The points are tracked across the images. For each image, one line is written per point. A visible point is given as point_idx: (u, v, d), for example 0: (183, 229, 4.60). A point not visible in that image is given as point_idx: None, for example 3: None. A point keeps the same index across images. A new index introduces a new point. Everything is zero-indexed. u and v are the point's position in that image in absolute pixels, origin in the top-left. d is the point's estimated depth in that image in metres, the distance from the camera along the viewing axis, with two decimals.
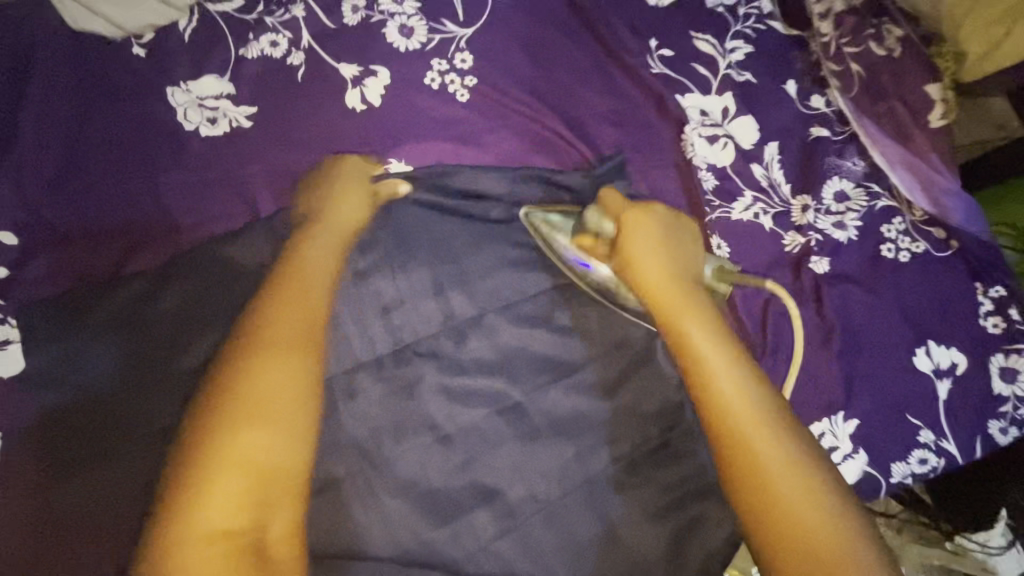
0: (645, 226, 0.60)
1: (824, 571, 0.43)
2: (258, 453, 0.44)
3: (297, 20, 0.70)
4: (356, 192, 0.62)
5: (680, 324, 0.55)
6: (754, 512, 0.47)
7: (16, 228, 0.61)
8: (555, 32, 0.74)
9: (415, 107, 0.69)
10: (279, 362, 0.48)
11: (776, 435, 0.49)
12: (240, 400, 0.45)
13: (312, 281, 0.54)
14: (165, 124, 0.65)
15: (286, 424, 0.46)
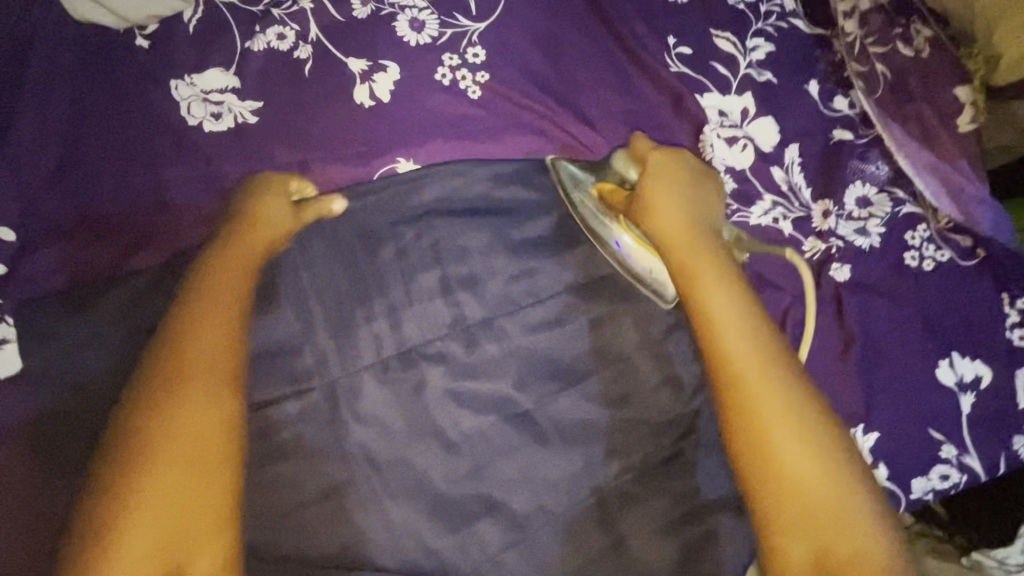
0: (667, 177, 0.60)
1: (809, 526, 0.46)
2: (176, 476, 0.45)
3: (305, 12, 0.67)
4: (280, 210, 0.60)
5: (694, 271, 0.55)
6: (755, 470, 0.48)
7: (14, 223, 0.59)
8: (571, 27, 0.71)
9: (426, 103, 0.67)
10: (203, 387, 0.48)
11: (788, 390, 0.50)
12: (152, 434, 0.46)
13: (215, 295, 0.53)
14: (168, 117, 0.63)
15: (196, 451, 0.46)
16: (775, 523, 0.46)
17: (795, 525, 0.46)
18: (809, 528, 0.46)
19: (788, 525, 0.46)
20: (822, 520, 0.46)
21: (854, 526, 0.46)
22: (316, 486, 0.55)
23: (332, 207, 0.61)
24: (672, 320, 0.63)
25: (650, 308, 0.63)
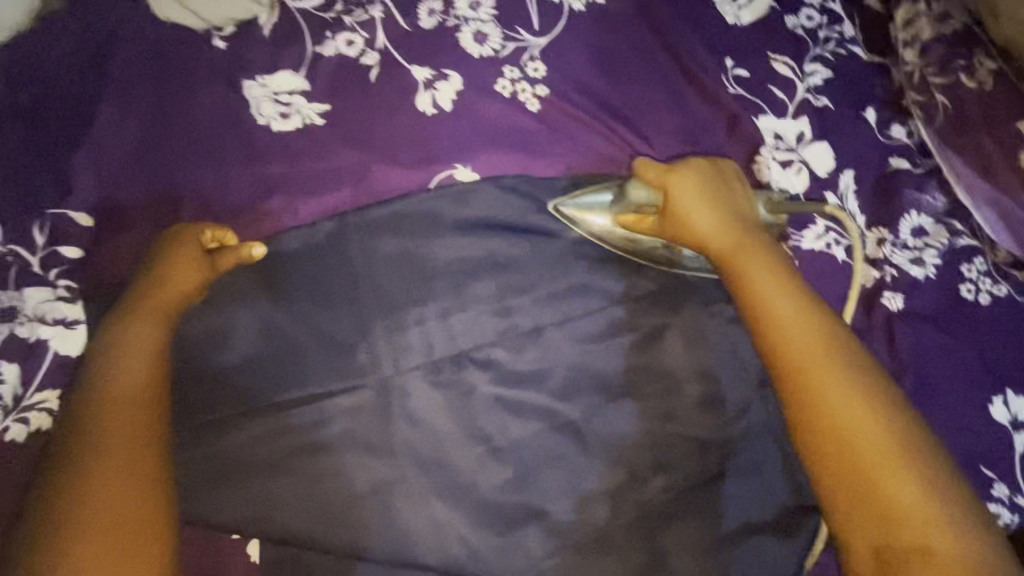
0: (693, 191, 0.61)
1: (882, 516, 0.45)
2: (115, 482, 0.47)
3: (375, 21, 0.70)
4: (187, 268, 0.58)
5: (744, 267, 0.56)
6: (824, 459, 0.47)
7: (93, 211, 0.61)
8: (630, 45, 0.73)
9: (485, 114, 0.69)
10: (124, 420, 0.50)
11: (853, 377, 0.49)
12: (91, 453, 0.47)
13: (130, 351, 0.54)
14: (238, 114, 0.65)
15: (115, 516, 0.45)
16: (845, 512, 0.46)
17: (868, 516, 0.45)
18: (883, 518, 0.45)
19: (858, 514, 0.45)
20: (901, 511, 0.44)
21: (938, 516, 0.44)
22: (363, 483, 0.56)
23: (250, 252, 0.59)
24: (720, 339, 0.63)
25: (699, 327, 0.63)
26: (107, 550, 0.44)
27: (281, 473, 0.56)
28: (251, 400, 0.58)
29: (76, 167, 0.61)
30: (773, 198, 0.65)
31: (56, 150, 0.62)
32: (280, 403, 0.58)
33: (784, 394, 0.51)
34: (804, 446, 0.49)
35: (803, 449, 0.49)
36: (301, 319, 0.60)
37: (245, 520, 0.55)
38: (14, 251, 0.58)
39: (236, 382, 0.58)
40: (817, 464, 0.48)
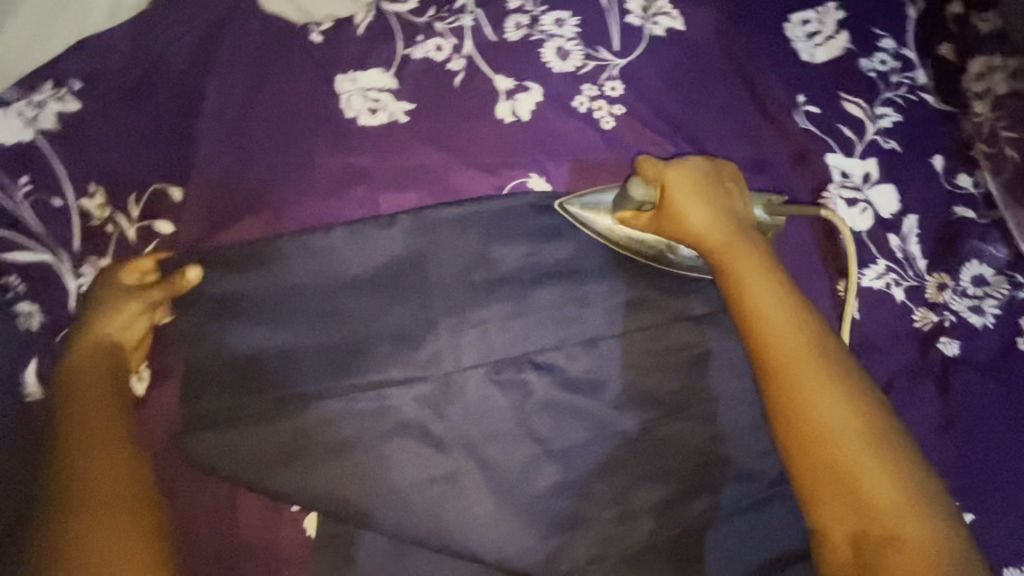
0: (687, 188, 0.59)
1: (861, 511, 0.47)
2: (110, 500, 0.45)
3: (465, 28, 0.72)
4: (124, 305, 0.57)
5: (734, 266, 0.55)
6: (809, 461, 0.48)
7: (184, 184, 0.63)
8: (706, 73, 0.75)
9: (562, 127, 0.71)
10: (100, 440, 0.49)
11: (834, 375, 0.50)
12: (76, 478, 0.46)
13: (100, 418, 0.50)
14: (329, 106, 0.68)
15: (115, 530, 0.44)
16: (825, 510, 0.48)
17: (845, 511, 0.47)
18: (861, 515, 0.47)
19: (838, 509, 0.47)
20: (878, 505, 0.46)
21: (912, 506, 0.46)
22: (416, 472, 0.57)
23: (185, 277, 0.59)
24: None
25: None
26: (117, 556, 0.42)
27: (344, 452, 0.57)
28: (308, 385, 0.59)
29: (169, 140, 0.64)
30: (772, 200, 0.65)
31: (150, 121, 0.64)
32: (330, 391, 0.59)
33: (768, 399, 0.51)
34: (790, 450, 0.49)
35: (788, 453, 0.50)
36: (367, 307, 0.62)
37: (302, 493, 0.56)
38: (113, 219, 0.61)
39: (289, 367, 0.59)
40: (800, 466, 0.49)
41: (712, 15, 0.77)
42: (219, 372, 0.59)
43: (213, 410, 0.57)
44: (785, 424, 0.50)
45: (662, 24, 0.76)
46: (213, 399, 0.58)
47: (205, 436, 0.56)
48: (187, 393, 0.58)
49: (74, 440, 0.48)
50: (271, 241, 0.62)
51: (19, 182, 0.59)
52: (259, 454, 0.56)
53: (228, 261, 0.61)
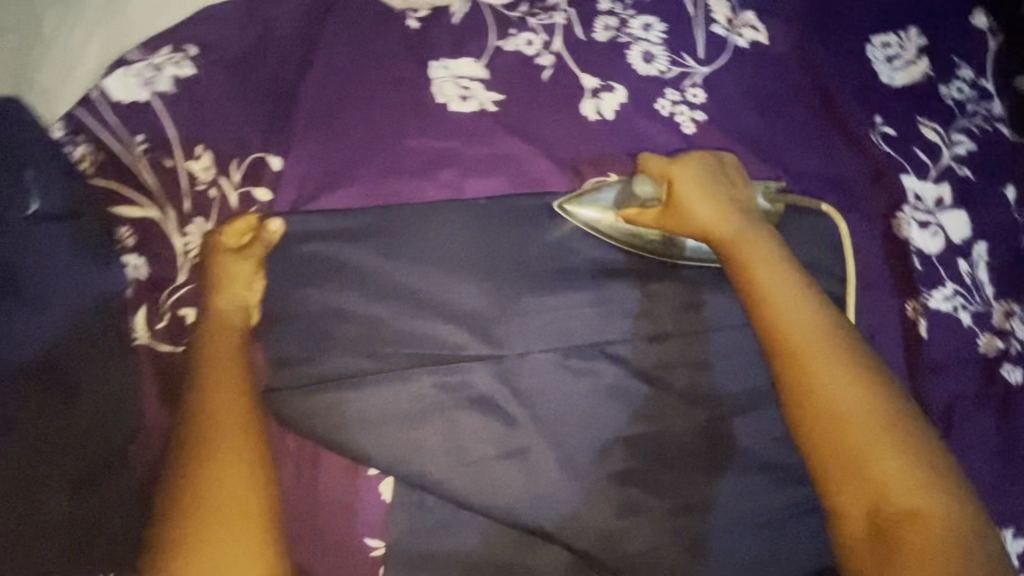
0: (694, 183, 0.63)
1: (877, 490, 0.50)
2: (234, 454, 0.52)
3: (556, 25, 0.74)
4: (234, 267, 0.60)
5: (745, 256, 0.60)
6: (826, 442, 0.51)
7: (282, 154, 0.66)
8: (787, 87, 0.76)
9: (643, 129, 0.73)
10: (226, 393, 0.55)
11: (844, 358, 0.53)
12: (210, 425, 0.53)
13: (219, 359, 0.56)
14: (422, 89, 0.70)
15: (236, 484, 0.51)
16: (841, 489, 0.51)
17: (863, 491, 0.50)
18: (874, 493, 0.50)
19: (854, 489, 0.50)
20: (891, 482, 0.49)
21: (922, 483, 0.50)
22: (488, 449, 0.59)
23: (271, 229, 0.62)
24: None
25: None
26: (237, 510, 0.50)
27: (424, 420, 0.59)
28: (390, 354, 0.61)
29: (269, 110, 0.66)
30: (769, 187, 0.68)
31: (254, 91, 0.67)
32: (406, 363, 0.61)
33: (784, 383, 0.54)
34: (806, 433, 0.52)
35: (807, 437, 0.52)
36: (447, 286, 0.64)
37: (381, 458, 0.58)
38: (216, 182, 0.63)
39: (374, 332, 0.62)
40: (816, 447, 0.52)
41: (796, 32, 0.78)
42: (313, 332, 0.61)
43: (306, 371, 0.60)
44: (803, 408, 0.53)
45: (746, 36, 0.77)
46: (306, 358, 0.60)
47: (295, 393, 0.59)
48: (280, 347, 0.61)
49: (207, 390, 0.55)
50: (364, 215, 0.65)
51: (136, 140, 0.62)
52: (350, 418, 0.58)
53: (327, 232, 0.64)
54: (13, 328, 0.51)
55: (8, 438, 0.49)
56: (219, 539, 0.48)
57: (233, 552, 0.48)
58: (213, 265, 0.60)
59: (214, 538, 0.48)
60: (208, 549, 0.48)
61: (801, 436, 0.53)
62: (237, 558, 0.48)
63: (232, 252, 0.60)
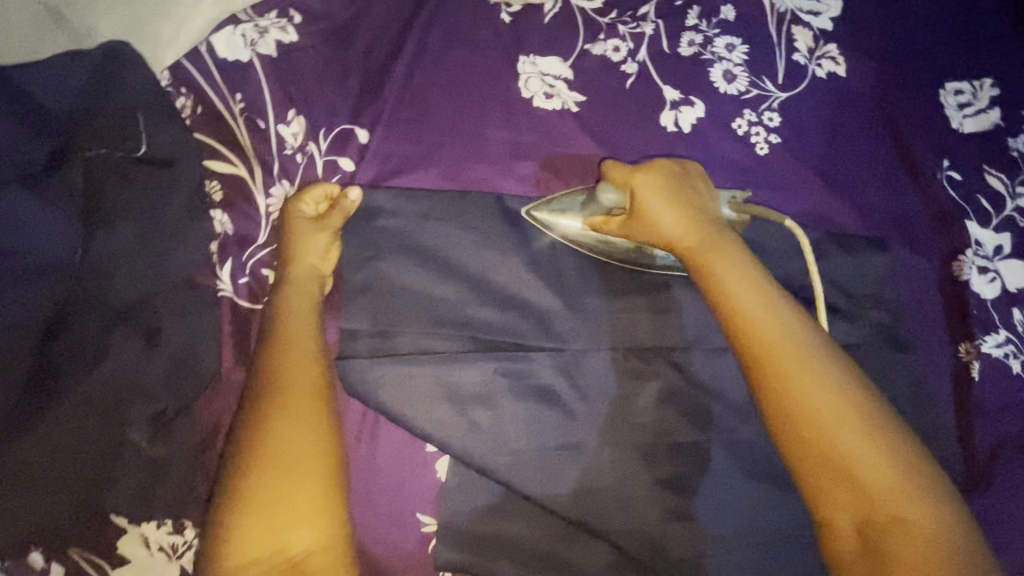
0: (655, 192, 0.61)
1: (861, 499, 0.49)
2: (297, 417, 0.51)
3: (644, 35, 0.76)
4: (313, 237, 0.60)
5: (712, 264, 0.59)
6: (806, 453, 0.51)
7: (369, 128, 0.67)
8: (859, 121, 0.77)
9: (718, 145, 0.74)
10: (297, 354, 0.54)
11: (816, 365, 0.53)
12: (279, 383, 0.53)
13: (293, 325, 0.56)
14: (508, 82, 0.72)
15: (296, 446, 0.50)
16: (827, 497, 0.50)
17: (847, 501, 0.50)
18: (858, 503, 0.49)
19: (834, 496, 0.50)
20: (874, 490, 0.49)
21: (909, 492, 0.49)
22: (536, 441, 0.59)
23: (348, 197, 0.62)
24: None
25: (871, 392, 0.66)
26: (293, 471, 0.49)
27: (484, 403, 0.60)
28: (455, 335, 0.62)
29: (361, 85, 0.68)
30: (737, 197, 0.68)
31: (349, 66, 0.68)
32: (472, 346, 0.62)
33: (761, 394, 0.54)
34: (786, 445, 0.52)
35: (786, 448, 0.52)
36: (514, 275, 0.65)
37: (439, 436, 0.58)
38: (306, 147, 0.64)
39: (442, 312, 0.63)
40: (797, 458, 0.52)
41: (874, 68, 0.79)
42: (383, 305, 0.62)
43: (378, 344, 0.61)
44: (781, 420, 0.52)
45: (825, 67, 0.78)
46: (376, 330, 0.61)
47: (362, 363, 0.59)
48: (352, 317, 0.62)
49: (278, 348, 0.55)
50: (442, 196, 0.66)
51: (234, 99, 0.63)
52: (411, 393, 0.59)
53: (404, 209, 0.65)
54: (106, 265, 0.53)
55: (97, 374, 0.51)
56: (278, 496, 0.48)
57: (291, 511, 0.48)
58: (291, 229, 0.60)
59: (276, 501, 0.48)
60: (266, 503, 0.48)
61: (783, 447, 0.53)
62: (292, 517, 0.48)
63: (309, 220, 0.60)
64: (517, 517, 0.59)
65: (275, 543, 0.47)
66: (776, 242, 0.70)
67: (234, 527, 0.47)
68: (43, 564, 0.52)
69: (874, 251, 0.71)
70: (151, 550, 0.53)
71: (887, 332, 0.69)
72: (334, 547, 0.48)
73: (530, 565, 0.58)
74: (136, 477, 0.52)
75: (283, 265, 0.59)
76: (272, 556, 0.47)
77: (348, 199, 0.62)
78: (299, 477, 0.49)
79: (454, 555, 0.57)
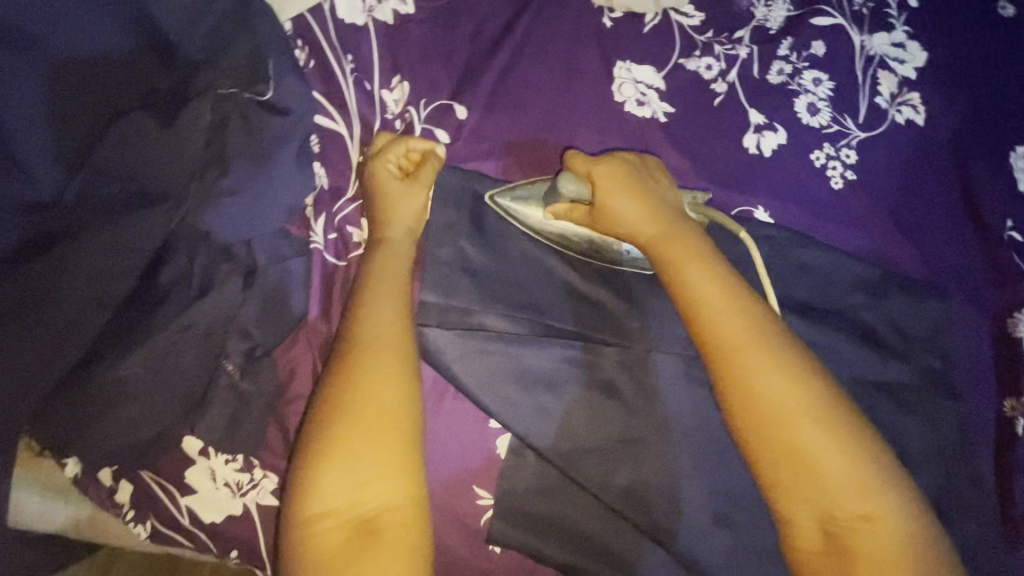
0: (614, 182, 0.63)
1: (816, 493, 0.52)
2: (381, 371, 0.52)
3: (737, 58, 0.78)
4: (404, 197, 0.61)
5: (671, 254, 0.60)
6: (765, 447, 0.53)
7: (468, 107, 0.68)
8: (932, 169, 0.79)
9: (795, 174, 0.76)
10: (382, 311, 0.55)
11: (775, 356, 0.55)
12: (358, 340, 0.54)
13: (384, 286, 0.57)
14: (604, 84, 0.73)
15: (376, 403, 0.51)
16: (791, 494, 0.52)
17: (808, 497, 0.52)
18: (812, 496, 0.52)
19: (797, 493, 0.52)
20: (833, 486, 0.51)
21: (866, 485, 0.52)
22: (601, 434, 0.60)
23: (426, 148, 0.63)
24: (934, 450, 0.67)
25: (922, 433, 0.67)
26: (368, 423, 0.50)
27: (551, 388, 0.61)
28: (527, 319, 0.63)
29: (466, 67, 0.70)
30: (698, 200, 0.70)
31: (458, 48, 0.70)
32: (543, 332, 0.63)
33: (720, 387, 0.55)
34: (748, 439, 0.54)
35: (743, 441, 0.54)
36: (590, 269, 0.65)
37: (503, 414, 0.59)
38: (408, 114, 0.67)
39: (517, 294, 0.63)
40: (755, 453, 0.54)
41: (952, 121, 0.81)
42: (462, 279, 0.63)
43: (452, 316, 0.62)
44: (738, 413, 0.54)
45: (905, 113, 0.80)
46: (451, 302, 0.62)
47: (441, 335, 0.60)
48: (431, 286, 0.62)
49: (361, 304, 0.56)
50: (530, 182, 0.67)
51: (346, 59, 0.66)
52: (480, 371, 0.60)
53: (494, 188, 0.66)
54: (210, 207, 0.56)
55: (201, 302, 0.56)
56: (357, 446, 0.49)
57: (368, 457, 0.49)
58: (380, 191, 0.61)
59: (364, 459, 0.49)
60: (341, 450, 0.49)
61: (744, 440, 0.55)
62: (369, 465, 0.49)
63: (400, 186, 0.62)
64: (568, 502, 0.60)
65: (354, 497, 0.48)
66: (840, 275, 0.72)
67: (317, 479, 0.48)
68: (111, 482, 0.59)
69: (933, 297, 0.73)
70: (217, 484, 0.58)
71: (939, 378, 0.70)
72: (415, 505, 0.50)
73: (581, 550, 0.60)
74: (213, 412, 0.58)
75: (377, 230, 0.61)
76: (349, 508, 0.48)
77: (433, 158, 0.63)
78: (380, 429, 0.50)
79: (511, 530, 0.60)
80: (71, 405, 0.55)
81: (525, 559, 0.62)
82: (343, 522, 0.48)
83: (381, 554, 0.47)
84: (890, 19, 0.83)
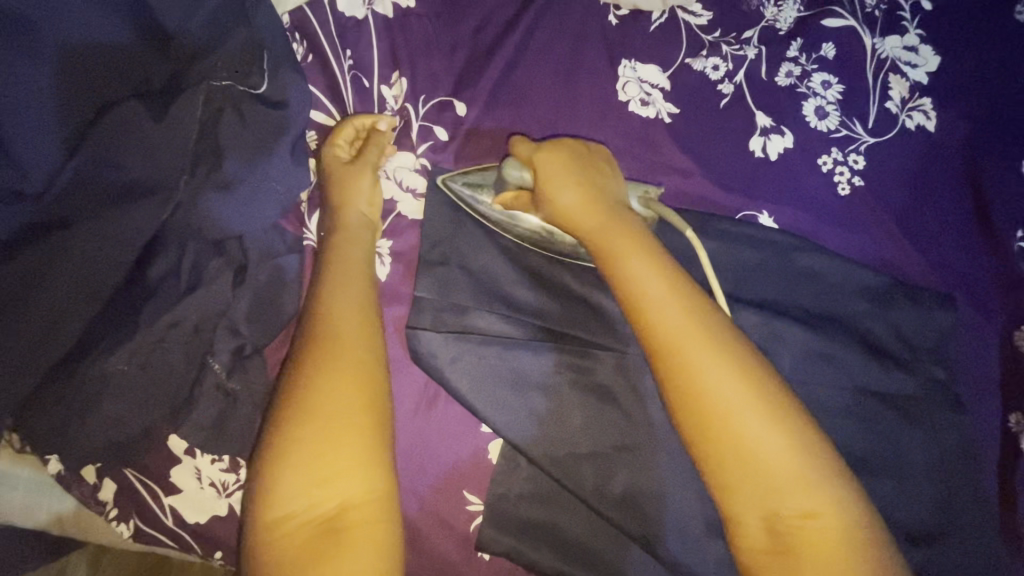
0: (558, 166, 0.60)
1: (764, 492, 0.48)
2: (350, 365, 0.51)
3: (745, 58, 0.76)
4: (357, 178, 0.61)
5: (612, 244, 0.57)
6: (710, 445, 0.50)
7: (468, 104, 0.67)
8: (941, 176, 0.77)
9: (801, 178, 0.74)
10: (353, 305, 0.55)
11: (717, 350, 0.52)
12: (330, 332, 0.52)
13: (352, 281, 0.56)
14: (608, 83, 0.72)
15: (337, 395, 0.49)
16: (739, 494, 0.49)
17: (756, 496, 0.48)
18: (762, 495, 0.48)
19: (745, 493, 0.49)
20: (782, 484, 0.48)
21: (815, 483, 0.48)
22: (594, 440, 0.59)
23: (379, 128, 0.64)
24: (938, 464, 0.66)
25: (925, 446, 0.66)
26: (330, 416, 0.49)
27: (536, 391, 0.60)
28: (523, 320, 0.61)
29: (467, 63, 0.68)
30: (649, 193, 0.68)
31: (460, 43, 0.69)
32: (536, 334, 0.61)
33: (665, 384, 0.52)
34: (694, 438, 0.51)
35: (691, 441, 0.51)
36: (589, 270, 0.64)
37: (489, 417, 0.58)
38: (405, 109, 0.66)
39: (512, 295, 0.62)
40: (701, 452, 0.50)
41: (964, 128, 0.79)
42: (457, 279, 0.61)
43: (445, 317, 0.60)
44: (682, 409, 0.51)
45: (916, 119, 0.78)
46: (445, 302, 0.61)
47: (434, 337, 0.59)
48: (425, 286, 0.61)
49: (333, 297, 0.55)
50: None
51: (344, 55, 0.65)
52: (471, 373, 0.59)
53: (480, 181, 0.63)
54: (203, 201, 0.56)
55: (194, 296, 0.56)
56: (317, 438, 0.48)
57: (328, 451, 0.48)
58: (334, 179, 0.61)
59: (327, 457, 0.47)
60: (303, 445, 0.48)
61: (691, 440, 0.51)
62: (330, 459, 0.48)
63: (356, 171, 0.61)
64: (560, 507, 0.60)
65: (314, 498, 0.47)
66: (845, 282, 0.71)
67: (276, 481, 0.47)
68: (94, 479, 0.59)
69: (941, 307, 0.71)
70: (201, 484, 0.58)
71: (944, 390, 0.69)
72: (383, 501, 0.49)
73: (571, 559, 0.59)
74: (200, 410, 0.57)
75: (336, 222, 0.59)
76: (308, 509, 0.47)
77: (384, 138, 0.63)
78: (340, 423, 0.49)
79: (500, 536, 0.59)
80: (62, 398, 0.54)
81: (516, 566, 0.61)
82: (304, 524, 0.47)
83: (333, 553, 0.45)
84: (903, 22, 0.81)
